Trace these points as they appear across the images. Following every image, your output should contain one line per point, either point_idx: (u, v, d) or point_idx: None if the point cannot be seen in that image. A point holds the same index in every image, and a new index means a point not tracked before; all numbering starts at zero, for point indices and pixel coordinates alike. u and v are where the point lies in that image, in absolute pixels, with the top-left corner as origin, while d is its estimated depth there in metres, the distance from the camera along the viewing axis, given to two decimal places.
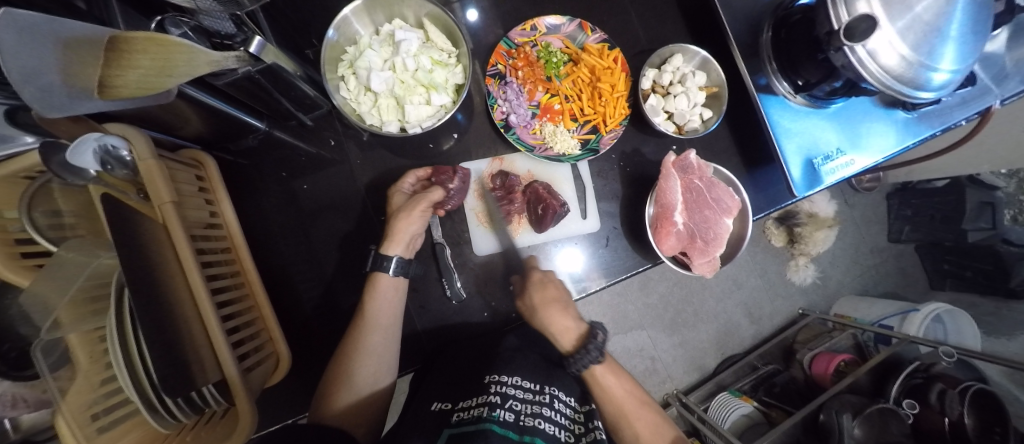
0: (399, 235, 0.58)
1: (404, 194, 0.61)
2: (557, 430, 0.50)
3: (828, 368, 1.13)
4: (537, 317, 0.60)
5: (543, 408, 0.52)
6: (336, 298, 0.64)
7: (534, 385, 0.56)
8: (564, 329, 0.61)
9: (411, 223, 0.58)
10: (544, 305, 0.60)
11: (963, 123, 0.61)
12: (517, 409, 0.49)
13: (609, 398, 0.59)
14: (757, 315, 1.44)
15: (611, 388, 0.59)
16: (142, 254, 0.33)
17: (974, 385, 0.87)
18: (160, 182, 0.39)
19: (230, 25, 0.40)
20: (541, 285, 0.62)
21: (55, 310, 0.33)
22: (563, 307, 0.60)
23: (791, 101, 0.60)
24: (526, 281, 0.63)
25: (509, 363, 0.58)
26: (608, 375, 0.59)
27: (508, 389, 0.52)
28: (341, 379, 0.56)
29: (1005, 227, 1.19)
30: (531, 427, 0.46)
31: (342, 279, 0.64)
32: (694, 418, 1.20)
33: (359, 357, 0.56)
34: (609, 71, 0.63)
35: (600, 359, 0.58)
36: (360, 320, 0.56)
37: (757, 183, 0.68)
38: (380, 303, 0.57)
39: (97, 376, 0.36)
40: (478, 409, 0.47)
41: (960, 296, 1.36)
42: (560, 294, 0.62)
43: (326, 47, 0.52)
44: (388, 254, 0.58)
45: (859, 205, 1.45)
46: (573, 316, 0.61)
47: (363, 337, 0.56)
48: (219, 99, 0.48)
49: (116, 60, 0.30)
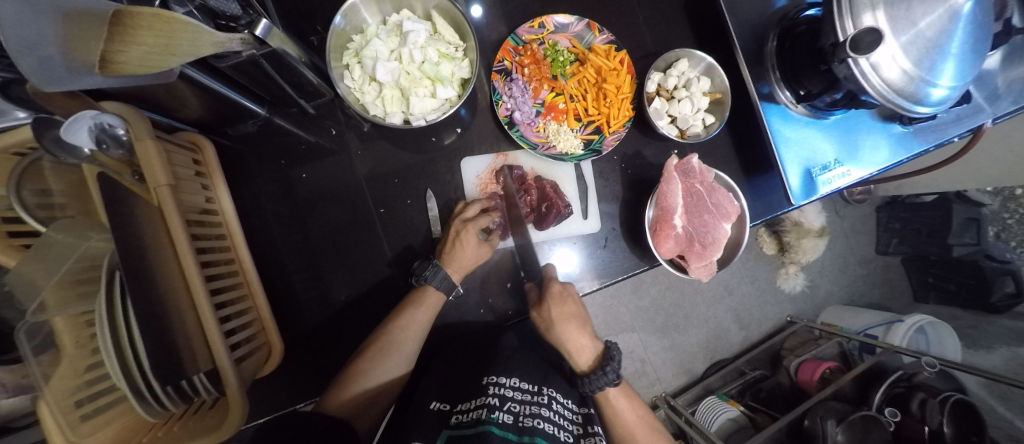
0: (463, 263, 0.61)
1: (475, 238, 0.61)
2: (557, 429, 0.50)
3: (814, 375, 1.16)
4: (553, 332, 0.61)
5: (541, 409, 0.52)
6: (367, 309, 0.64)
7: (531, 386, 0.57)
8: (580, 347, 0.62)
9: (478, 255, 0.61)
10: (560, 321, 0.60)
11: (955, 140, 0.63)
12: (515, 411, 0.49)
13: (620, 422, 0.62)
14: (746, 321, 1.46)
15: (623, 411, 0.62)
16: (138, 236, 0.33)
17: (954, 396, 0.90)
18: (156, 164, 0.38)
19: (235, 7, 0.38)
20: (560, 300, 0.61)
21: (40, 292, 0.32)
22: (579, 325, 0.62)
23: (792, 111, 0.61)
24: (543, 293, 0.62)
25: (508, 364, 0.59)
26: (621, 398, 0.62)
27: (506, 391, 0.53)
28: (360, 375, 0.56)
29: (988, 243, 1.23)
30: (530, 428, 0.46)
31: (378, 293, 0.65)
32: (681, 421, 1.22)
33: (393, 354, 0.58)
34: (615, 73, 0.63)
35: (615, 382, 0.58)
36: (404, 319, 0.58)
37: (755, 190, 0.69)
38: (420, 316, 0.59)
39: (82, 361, 0.35)
40: (477, 412, 0.48)
41: (942, 310, 1.40)
42: (577, 312, 0.62)
43: (332, 35, 0.51)
44: (450, 278, 0.61)
45: (849, 217, 1.48)
46: (589, 335, 0.63)
47: (403, 337, 0.58)
48: (220, 81, 0.47)
49: (119, 34, 0.29)
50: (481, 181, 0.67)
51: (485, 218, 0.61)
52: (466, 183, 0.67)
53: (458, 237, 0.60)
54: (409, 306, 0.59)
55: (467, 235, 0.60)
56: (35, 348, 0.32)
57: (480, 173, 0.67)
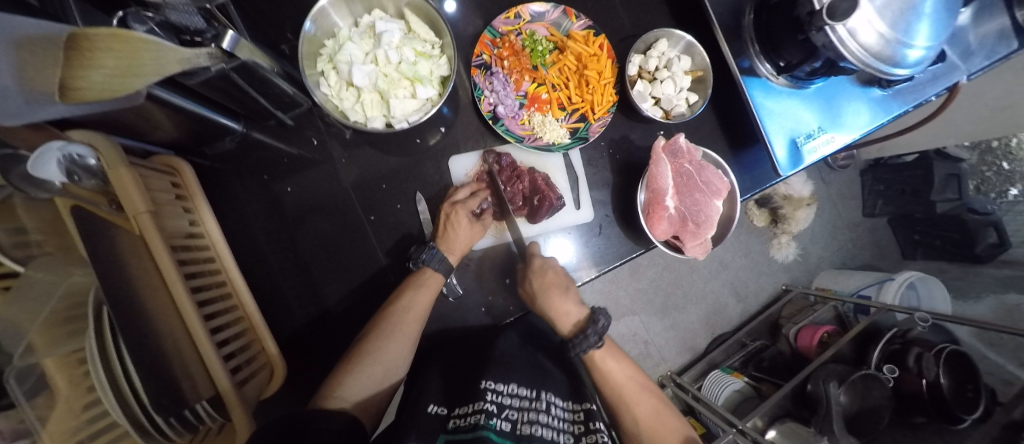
0: (460, 245, 0.61)
1: (468, 217, 0.61)
2: (556, 434, 0.50)
3: (813, 340, 1.18)
4: (537, 302, 0.62)
5: (539, 415, 0.52)
6: (367, 298, 0.64)
7: (530, 392, 0.57)
8: (564, 313, 0.64)
9: (470, 236, 0.61)
10: (543, 291, 0.61)
11: (933, 98, 0.64)
12: (513, 418, 0.49)
13: (610, 382, 0.63)
14: (743, 293, 1.49)
15: (611, 371, 0.64)
16: (121, 269, 0.31)
17: (948, 347, 0.93)
18: (133, 192, 0.38)
19: (199, 20, 0.37)
20: (541, 272, 0.61)
21: (23, 336, 0.30)
22: (563, 292, 0.62)
23: (773, 83, 0.61)
24: (526, 268, 0.62)
25: (505, 370, 0.59)
26: (608, 360, 0.64)
27: (504, 398, 0.53)
28: (366, 358, 0.56)
29: (970, 197, 1.27)
30: (527, 435, 0.47)
31: (375, 284, 0.64)
32: (688, 397, 1.24)
33: (393, 341, 0.57)
34: (596, 58, 0.62)
35: (597, 345, 0.62)
36: (399, 305, 0.58)
37: (743, 164, 0.70)
38: (420, 298, 0.58)
39: (77, 400, 0.33)
40: (474, 417, 0.48)
41: (930, 265, 1.43)
42: (558, 280, 0.62)
43: (303, 41, 0.50)
44: (449, 259, 0.61)
45: (835, 182, 1.51)
46: (573, 301, 0.63)
47: (402, 324, 0.57)
48: (191, 100, 0.45)
49: (78, 59, 0.28)
50: (470, 178, 0.66)
51: (474, 199, 0.63)
52: (456, 182, 0.66)
53: (450, 221, 0.61)
54: (401, 293, 0.59)
55: (458, 217, 0.61)
56: (27, 392, 0.29)
57: (468, 167, 0.66)
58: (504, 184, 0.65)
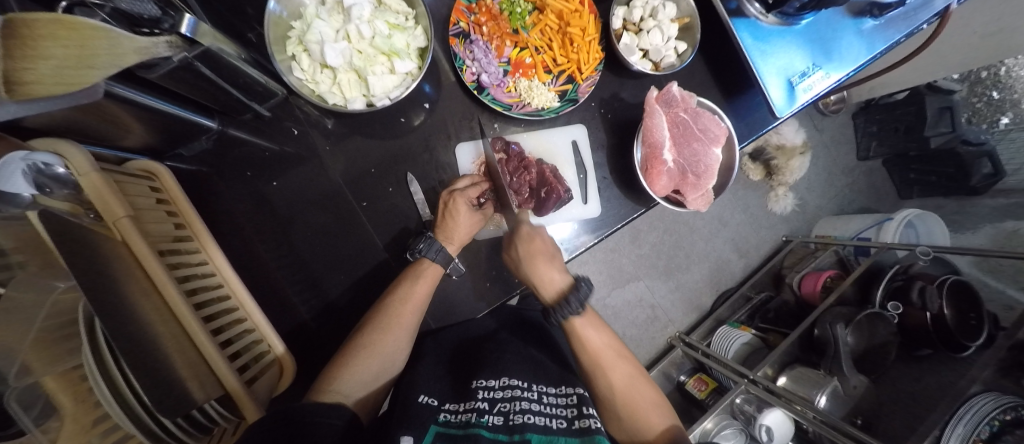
0: (459, 234, 0.60)
1: (468, 206, 0.59)
2: (548, 420, 0.45)
3: (817, 286, 1.20)
4: (521, 268, 0.59)
5: (530, 403, 0.47)
6: (370, 294, 0.63)
7: (523, 382, 0.52)
8: (549, 281, 0.60)
9: (471, 226, 0.60)
10: (529, 259, 0.58)
11: (925, 26, 0.62)
12: (505, 410, 0.44)
13: (586, 349, 0.60)
14: (745, 249, 1.50)
15: (590, 340, 0.60)
16: (107, 273, 0.29)
17: (950, 278, 0.93)
18: (109, 197, 0.36)
19: (153, 8, 0.33)
20: (529, 239, 0.58)
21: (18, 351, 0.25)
22: (549, 259, 0.59)
23: (763, 23, 0.59)
24: (513, 235, 0.60)
25: (497, 367, 0.54)
26: (588, 328, 0.60)
27: (494, 392, 0.48)
28: (360, 350, 0.55)
29: (964, 128, 1.25)
30: (521, 424, 0.41)
31: (381, 278, 0.63)
32: (698, 355, 1.25)
33: (393, 331, 0.56)
34: (578, 14, 0.59)
35: (579, 312, 0.59)
36: (392, 295, 0.57)
37: (737, 112, 0.68)
38: (419, 288, 0.57)
39: (86, 416, 0.29)
40: (467, 414, 0.45)
41: (927, 201, 1.44)
42: (545, 248, 0.60)
43: (269, 23, 0.47)
44: (447, 249, 0.59)
45: (827, 129, 1.51)
46: (558, 268, 0.60)
47: (401, 315, 0.56)
48: (154, 96, 0.43)
49: (19, 48, 0.26)
50: (477, 167, 0.64)
51: (474, 188, 0.60)
52: (462, 171, 0.64)
53: (449, 209, 0.59)
54: (403, 287, 0.57)
55: (458, 206, 0.59)
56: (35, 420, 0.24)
57: (479, 153, 0.64)
58: (509, 174, 0.63)
